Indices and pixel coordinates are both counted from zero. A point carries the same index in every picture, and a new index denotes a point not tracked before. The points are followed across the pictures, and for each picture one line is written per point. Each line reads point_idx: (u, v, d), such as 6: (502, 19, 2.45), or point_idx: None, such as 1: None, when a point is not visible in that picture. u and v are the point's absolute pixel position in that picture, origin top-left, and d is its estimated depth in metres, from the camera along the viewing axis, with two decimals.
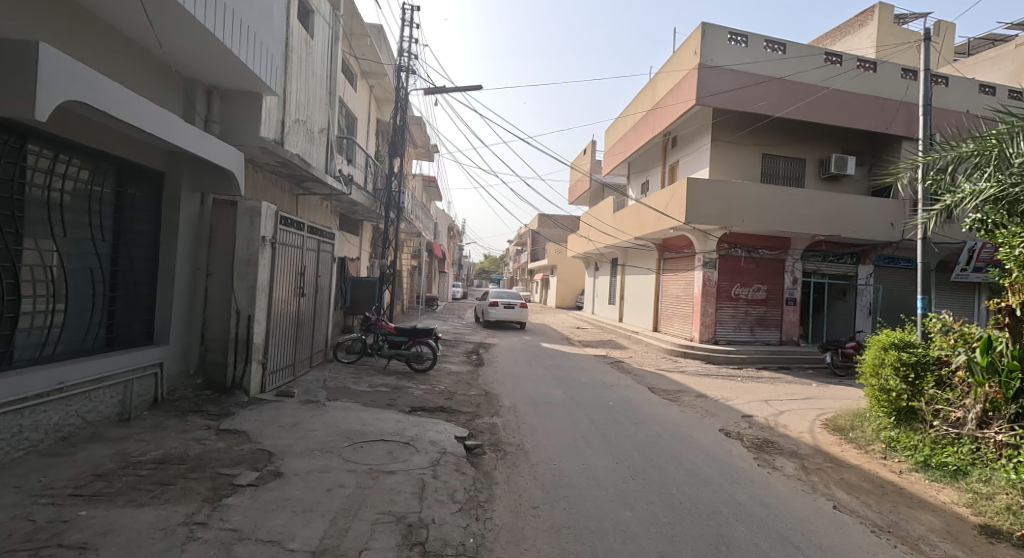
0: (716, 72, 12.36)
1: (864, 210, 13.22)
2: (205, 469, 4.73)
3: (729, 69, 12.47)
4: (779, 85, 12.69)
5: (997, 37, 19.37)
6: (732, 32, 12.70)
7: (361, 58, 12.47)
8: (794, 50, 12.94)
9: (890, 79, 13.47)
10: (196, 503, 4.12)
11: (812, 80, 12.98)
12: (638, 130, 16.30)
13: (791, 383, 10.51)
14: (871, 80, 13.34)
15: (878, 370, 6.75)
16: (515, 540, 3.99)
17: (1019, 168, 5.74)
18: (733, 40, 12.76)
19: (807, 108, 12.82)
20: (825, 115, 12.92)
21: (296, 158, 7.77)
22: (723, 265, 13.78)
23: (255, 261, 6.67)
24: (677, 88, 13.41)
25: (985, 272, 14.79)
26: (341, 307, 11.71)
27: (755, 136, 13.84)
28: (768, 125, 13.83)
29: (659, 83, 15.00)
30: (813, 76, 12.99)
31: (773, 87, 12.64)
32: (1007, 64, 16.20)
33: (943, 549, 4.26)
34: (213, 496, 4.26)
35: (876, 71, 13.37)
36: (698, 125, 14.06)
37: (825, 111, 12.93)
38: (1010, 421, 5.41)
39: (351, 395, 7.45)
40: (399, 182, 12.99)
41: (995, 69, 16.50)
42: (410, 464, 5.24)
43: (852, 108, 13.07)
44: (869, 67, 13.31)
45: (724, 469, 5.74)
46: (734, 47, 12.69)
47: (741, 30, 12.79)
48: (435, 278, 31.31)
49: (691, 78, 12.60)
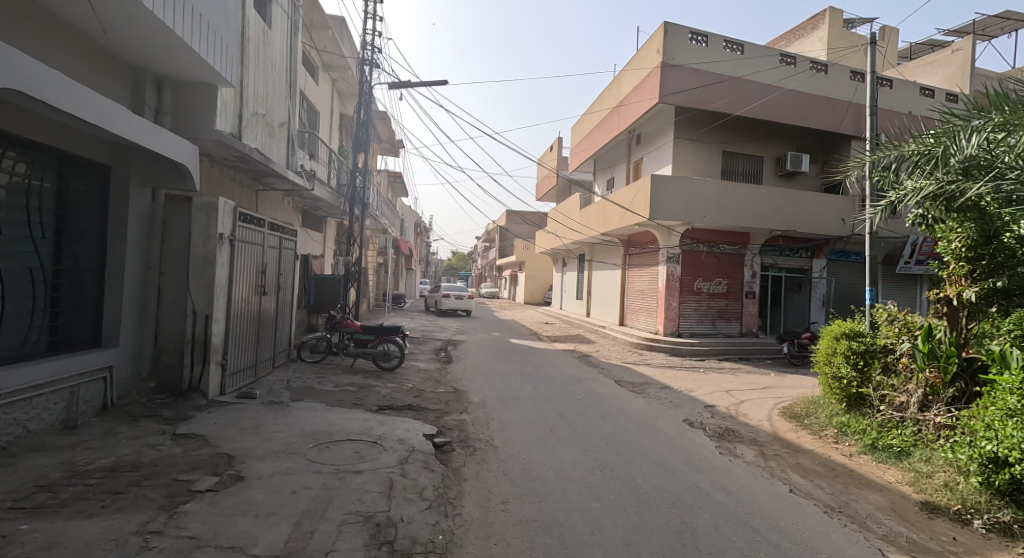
0: (678, 71, 12.64)
1: (818, 205, 13.77)
2: (160, 476, 4.56)
3: (691, 68, 12.76)
4: (737, 84, 13.05)
5: (936, 43, 20.48)
6: (693, 32, 12.98)
7: (323, 51, 12.11)
8: (751, 51, 13.36)
9: (840, 81, 14.05)
10: (150, 511, 3.97)
11: (767, 80, 13.42)
12: (603, 128, 16.49)
13: (751, 374, 10.91)
14: (822, 81, 13.88)
15: (831, 359, 7.12)
16: (484, 535, 4.02)
17: (957, 168, 6.09)
18: (694, 39, 13.06)
19: (763, 107, 13.24)
20: (780, 113, 13.37)
21: (256, 152, 7.46)
22: (686, 260, 14.13)
23: (212, 259, 6.47)
24: (641, 85, 13.63)
25: (926, 265, 15.73)
26: (305, 306, 11.44)
27: (715, 133, 14.21)
28: (727, 124, 14.22)
29: (623, 81, 15.26)
30: (768, 76, 13.41)
31: (733, 86, 13.00)
32: (944, 68, 17.15)
33: (888, 526, 4.53)
34: (170, 503, 4.11)
35: (827, 73, 13.92)
36: (662, 122, 14.34)
37: (780, 109, 13.37)
38: (947, 404, 5.87)
39: (316, 395, 7.31)
40: (364, 178, 12.72)
41: (934, 73, 17.43)
42: (379, 463, 5.19)
43: (806, 107, 13.57)
44: (821, 68, 13.86)
45: (687, 458, 5.93)
46: (696, 47, 12.99)
47: (702, 30, 13.08)
48: (401, 275, 30.87)
49: (654, 76, 12.86)
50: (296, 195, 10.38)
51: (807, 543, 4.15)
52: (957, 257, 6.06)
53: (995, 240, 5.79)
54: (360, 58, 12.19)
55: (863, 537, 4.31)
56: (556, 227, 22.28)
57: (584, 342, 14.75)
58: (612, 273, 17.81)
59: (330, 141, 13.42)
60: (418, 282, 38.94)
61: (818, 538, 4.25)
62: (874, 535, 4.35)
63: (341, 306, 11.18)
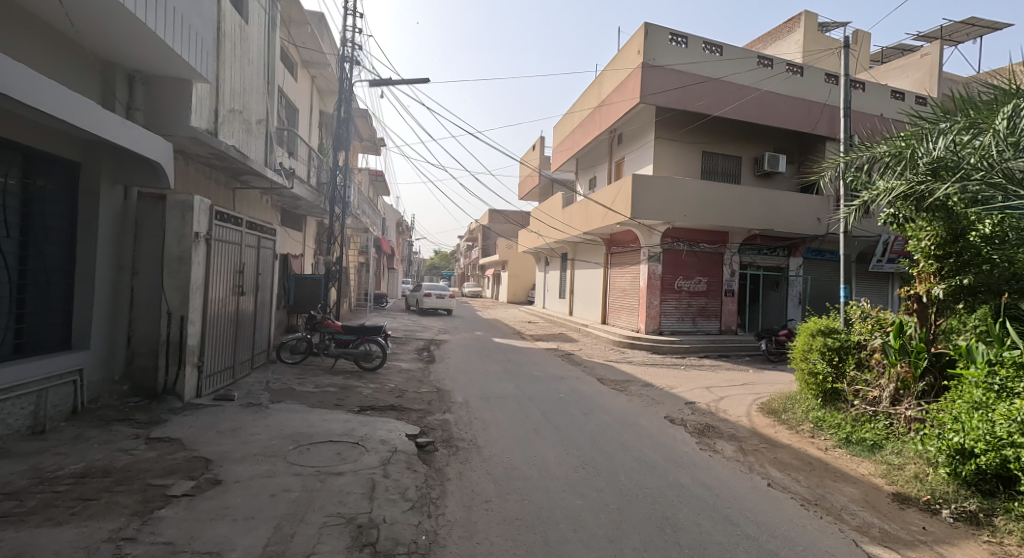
0: (657, 71, 12.77)
1: (794, 205, 14.05)
2: (134, 481, 4.45)
3: (671, 68, 12.90)
4: (716, 86, 13.24)
5: (907, 47, 21.04)
6: (673, 33, 13.11)
7: (301, 47, 11.91)
8: (729, 53, 13.56)
9: (815, 83, 14.35)
10: (123, 518, 3.88)
11: (745, 81, 13.63)
12: (585, 128, 16.58)
13: (730, 370, 11.09)
14: (798, 83, 14.15)
15: (807, 355, 7.29)
16: (468, 534, 4.02)
17: (925, 169, 6.25)
18: (675, 41, 13.19)
19: (740, 108, 13.45)
20: (758, 114, 13.60)
21: (233, 149, 7.31)
22: (667, 259, 14.29)
23: (188, 259, 6.34)
24: (623, 85, 13.73)
25: (897, 263, 16.15)
26: (284, 306, 11.26)
27: (695, 133, 14.40)
28: (706, 125, 14.41)
29: (604, 81, 15.37)
30: (745, 78, 13.63)
31: (712, 87, 13.19)
32: (914, 72, 17.63)
33: (862, 517, 4.66)
34: (143, 509, 4.02)
35: (803, 75, 14.20)
36: (643, 122, 14.48)
37: (758, 110, 13.60)
38: (918, 398, 6.07)
39: (296, 396, 7.21)
40: (345, 176, 12.55)
41: (904, 76, 17.91)
42: (361, 464, 5.15)
43: (782, 109, 13.83)
44: (797, 70, 14.13)
45: (668, 454, 6.01)
46: (676, 48, 13.13)
47: (682, 31, 13.23)
48: (383, 275, 30.59)
49: (635, 77, 12.98)
50: (275, 193, 10.20)
51: (785, 536, 4.24)
52: (927, 255, 6.27)
53: (962, 238, 6.07)
54: (340, 55, 12.03)
55: (838, 529, 4.42)
56: (538, 226, 22.30)
57: (567, 341, 14.82)
58: (594, 272, 17.91)
59: (309, 139, 13.22)
60: (400, 281, 38.69)
61: (795, 530, 4.34)
62: (848, 527, 4.46)
63: (322, 305, 11.07)
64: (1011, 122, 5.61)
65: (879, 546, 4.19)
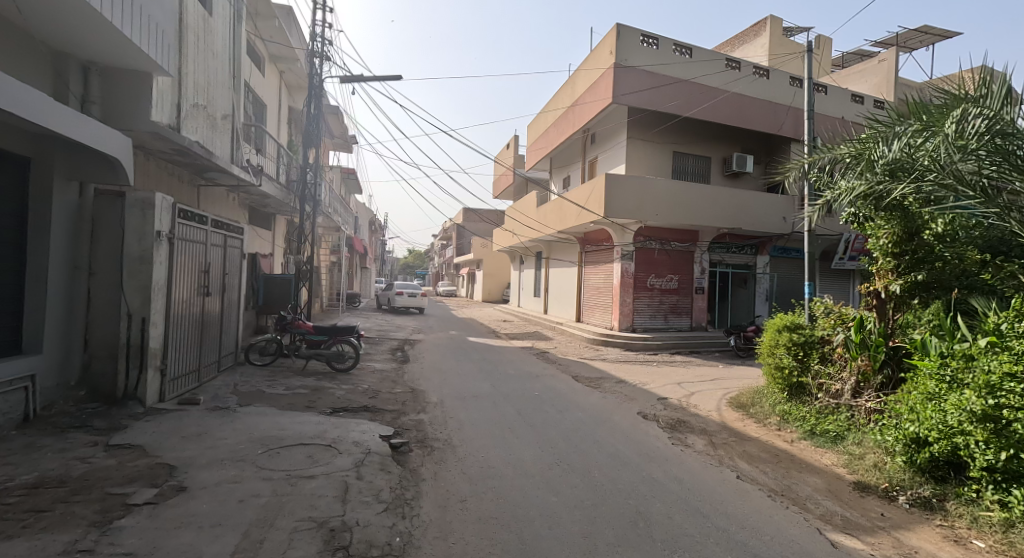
0: (629, 72, 12.93)
1: (761, 204, 14.41)
2: (91, 490, 4.28)
3: (642, 69, 13.08)
4: (686, 87, 13.48)
5: (865, 53, 21.85)
6: (644, 35, 13.29)
7: (269, 41, 11.60)
8: (698, 55, 13.81)
9: (780, 86, 14.75)
10: (80, 529, 3.73)
11: (713, 83, 13.91)
12: (558, 127, 16.65)
13: (701, 366, 11.33)
14: (764, 85, 14.52)
15: (773, 350, 7.50)
16: (443, 535, 4.00)
17: (883, 170, 6.48)
18: (646, 42, 13.37)
19: (709, 109, 13.73)
20: (725, 116, 13.91)
21: (196, 145, 7.06)
22: (639, 257, 14.49)
23: (150, 259, 6.12)
24: (595, 86, 13.86)
25: (858, 260, 16.75)
26: (253, 307, 10.96)
27: (666, 134, 14.64)
28: (675, 125, 14.67)
29: (577, 81, 15.47)
30: (713, 80, 13.91)
31: (682, 88, 13.42)
32: (872, 77, 18.32)
33: (825, 506, 4.84)
34: (102, 519, 3.87)
35: (769, 78, 14.57)
36: (615, 122, 14.64)
37: (726, 112, 13.91)
38: (877, 390, 6.34)
39: (265, 399, 7.03)
40: (316, 174, 12.29)
41: (863, 81, 18.60)
42: (333, 466, 5.06)
43: (749, 111, 14.17)
44: (763, 73, 14.50)
45: (641, 449, 6.11)
46: (647, 49, 13.30)
47: (652, 33, 13.42)
48: (356, 274, 30.19)
49: (607, 77, 13.12)
50: (242, 191, 9.92)
51: (753, 526, 4.36)
52: (885, 253, 6.52)
53: (916, 237, 6.36)
54: (310, 50, 11.77)
55: (803, 518, 4.57)
56: (512, 225, 22.30)
57: (542, 339, 14.90)
58: (568, 270, 18.05)
59: (278, 135, 12.91)
60: (372, 281, 38.23)
61: (763, 521, 4.47)
62: (813, 515, 4.63)
63: (292, 305, 10.85)
64: (961, 125, 5.81)
65: (841, 533, 4.36)
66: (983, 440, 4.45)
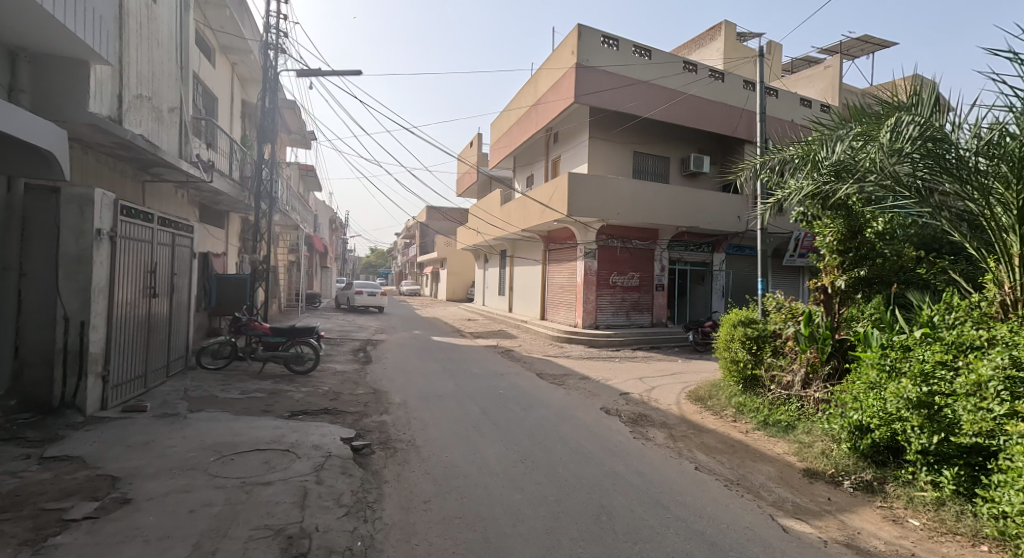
0: (590, 73, 13.09)
1: (717, 203, 14.87)
2: (23, 507, 4.01)
3: (603, 70, 13.26)
4: (645, 88, 13.74)
5: (812, 59, 22.87)
6: (605, 36, 13.45)
7: (219, 31, 11.10)
8: (657, 57, 14.08)
9: (734, 89, 15.23)
10: (11, 549, 3.49)
11: (671, 85, 14.24)
12: (521, 126, 16.68)
13: (662, 361, 11.61)
14: (719, 88, 14.97)
15: (729, 344, 7.78)
16: (406, 537, 3.95)
17: (829, 171, 6.82)
18: (606, 43, 13.54)
19: (667, 110, 14.05)
20: (683, 117, 14.27)
21: (140, 138, 6.69)
22: (602, 256, 14.70)
23: (89, 258, 5.76)
24: (557, 85, 13.98)
25: (807, 257, 17.53)
26: (205, 308, 10.51)
27: (626, 134, 14.91)
28: (635, 126, 14.95)
29: (539, 80, 15.54)
30: (670, 82, 14.25)
31: (641, 89, 13.68)
32: (818, 82, 19.20)
33: (777, 492, 5.06)
34: (36, 537, 3.63)
35: (724, 81, 15.03)
36: (577, 122, 14.81)
37: (684, 113, 14.27)
38: (825, 380, 6.67)
39: (218, 404, 6.74)
40: (272, 170, 11.84)
41: (811, 85, 19.47)
42: (291, 472, 4.92)
43: (705, 113, 14.60)
44: (719, 76, 14.93)
45: (603, 444, 6.21)
46: (608, 50, 13.48)
47: (613, 34, 13.60)
48: (315, 274, 29.46)
49: (569, 77, 13.26)
50: (191, 187, 9.44)
51: (709, 515, 4.52)
52: (831, 250, 6.82)
53: (859, 235, 6.69)
54: (263, 41, 11.33)
55: (757, 505, 4.77)
56: (475, 224, 22.20)
57: (506, 337, 14.93)
58: (532, 268, 18.13)
59: (230, 130, 12.39)
60: (332, 281, 37.41)
61: (719, 509, 4.63)
62: (765, 502, 4.83)
63: (247, 306, 10.46)
64: (895, 132, 6.03)
65: (792, 518, 4.56)
66: (917, 425, 4.72)
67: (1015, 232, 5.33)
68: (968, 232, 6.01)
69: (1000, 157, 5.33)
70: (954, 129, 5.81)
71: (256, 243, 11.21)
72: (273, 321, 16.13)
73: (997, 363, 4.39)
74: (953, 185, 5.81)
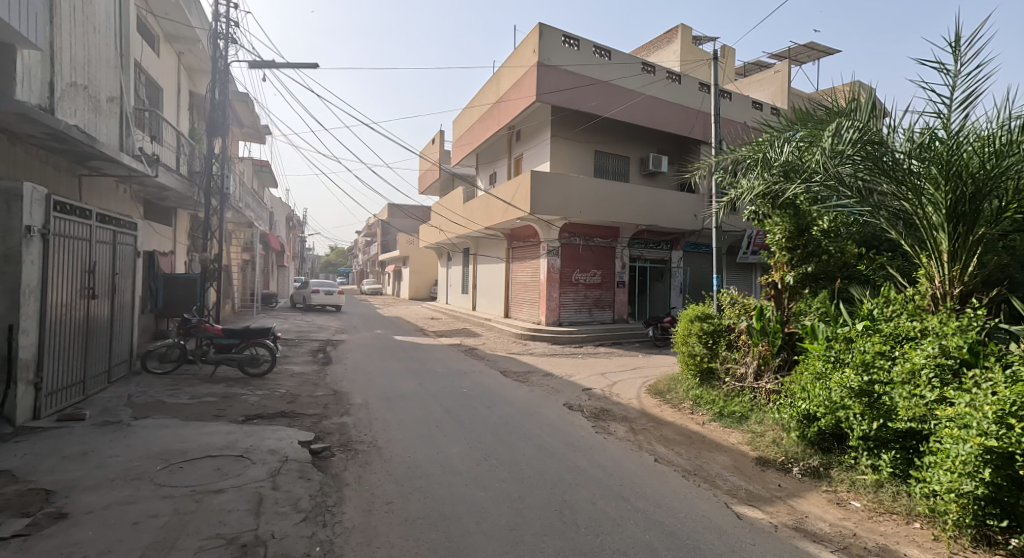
0: (552, 72, 13.18)
1: (675, 202, 15.24)
2: None
3: (564, 69, 13.36)
4: (605, 88, 13.92)
5: (762, 63, 23.72)
6: (565, 35, 13.54)
7: (163, 18, 10.55)
8: (616, 57, 14.27)
9: (690, 90, 15.64)
10: None
11: (630, 85, 14.47)
12: (483, 123, 16.60)
13: (623, 356, 11.82)
14: (676, 89, 15.34)
15: (687, 338, 8.00)
16: (367, 540, 3.88)
17: (778, 171, 7.03)
18: (567, 43, 13.63)
19: (627, 110, 14.29)
20: (642, 118, 14.55)
21: (75, 129, 6.26)
22: (565, 253, 14.82)
23: (16, 258, 5.35)
24: (518, 84, 13.99)
25: (759, 254, 18.20)
26: (152, 309, 10.02)
27: (587, 133, 15.09)
28: (597, 125, 15.15)
29: (501, 78, 15.50)
30: (630, 82, 14.47)
31: (601, 89, 13.85)
32: (769, 86, 19.94)
33: (732, 481, 5.25)
34: None
35: (680, 83, 15.42)
36: (539, 120, 14.86)
37: (643, 114, 14.55)
38: (775, 372, 6.96)
39: (166, 410, 6.41)
40: (224, 165, 11.34)
41: (762, 89, 20.20)
42: (245, 478, 4.74)
43: (663, 113, 14.92)
44: (675, 78, 15.30)
45: (566, 439, 6.27)
46: (569, 50, 13.58)
47: (574, 34, 13.71)
48: (272, 274, 28.57)
49: (531, 76, 13.29)
50: (134, 182, 8.92)
51: (668, 505, 4.64)
52: (780, 247, 7.16)
53: (806, 233, 7.06)
54: (212, 30, 10.82)
55: (712, 493, 4.94)
56: (437, 222, 21.98)
57: (468, 335, 14.87)
58: (495, 266, 18.13)
59: (176, 123, 11.80)
60: (289, 280, 36.38)
61: (677, 499, 4.77)
62: (720, 490, 5.01)
63: (197, 307, 9.99)
64: (836, 136, 6.09)
65: (745, 505, 4.74)
66: (860, 412, 4.97)
67: (945, 229, 5.69)
68: (903, 230, 6.38)
69: (930, 160, 5.64)
70: (890, 132, 6.04)
71: (208, 242, 10.71)
72: (227, 321, 15.52)
73: (929, 352, 4.82)
74: (890, 185, 6.09)
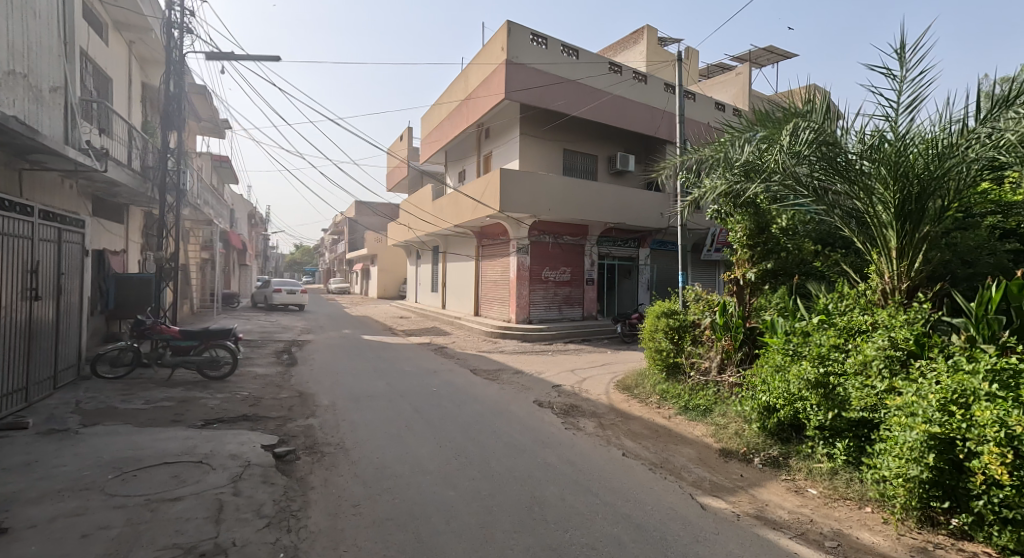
0: (520, 70, 13.18)
1: (641, 200, 15.46)
2: None
3: (532, 68, 13.37)
4: (573, 87, 13.99)
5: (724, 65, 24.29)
6: (534, 34, 13.54)
7: (112, 5, 10.02)
8: (584, 57, 14.36)
9: (656, 91, 15.90)
10: None
11: (597, 85, 14.60)
12: (451, 120, 16.47)
13: (592, 353, 11.94)
14: (642, 89, 15.57)
15: (653, 334, 8.14)
16: (334, 543, 3.79)
17: (739, 170, 7.20)
18: (535, 41, 13.64)
19: (595, 109, 14.41)
20: (609, 117, 14.71)
21: (13, 120, 5.87)
22: (534, 251, 14.85)
23: None
24: (487, 81, 13.93)
25: (722, 251, 18.66)
26: (102, 311, 9.56)
27: (556, 131, 15.16)
28: (565, 123, 15.23)
29: (469, 75, 15.40)
30: (597, 81, 14.60)
31: (569, 88, 13.92)
32: (731, 88, 20.45)
33: (697, 473, 5.38)
34: None
35: (646, 83, 15.66)
36: (508, 118, 14.84)
37: (610, 113, 14.70)
38: (737, 365, 7.19)
39: (118, 416, 6.12)
40: (180, 160, 10.88)
41: (724, 91, 20.69)
42: (204, 484, 4.57)
43: (629, 113, 15.12)
44: (641, 78, 15.54)
45: (535, 436, 6.29)
46: (536, 48, 13.59)
47: (541, 33, 13.72)
48: (233, 273, 27.72)
49: (499, 73, 13.25)
50: (81, 176, 8.45)
51: (635, 498, 4.72)
52: (742, 244, 7.47)
53: (766, 230, 7.38)
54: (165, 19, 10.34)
55: (677, 485, 5.05)
56: (405, 220, 21.71)
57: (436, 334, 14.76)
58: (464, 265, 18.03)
59: (127, 115, 11.26)
60: (250, 279, 35.35)
61: (644, 492, 4.85)
62: (685, 482, 5.13)
63: (152, 308, 9.58)
64: (793, 136, 6.27)
65: (710, 495, 4.86)
66: (817, 403, 5.15)
67: (893, 227, 5.97)
68: (856, 228, 6.64)
69: (879, 160, 5.85)
70: (843, 133, 6.25)
71: (163, 240, 10.26)
72: (184, 323, 14.95)
73: (879, 344, 5.05)
74: (843, 184, 6.30)
